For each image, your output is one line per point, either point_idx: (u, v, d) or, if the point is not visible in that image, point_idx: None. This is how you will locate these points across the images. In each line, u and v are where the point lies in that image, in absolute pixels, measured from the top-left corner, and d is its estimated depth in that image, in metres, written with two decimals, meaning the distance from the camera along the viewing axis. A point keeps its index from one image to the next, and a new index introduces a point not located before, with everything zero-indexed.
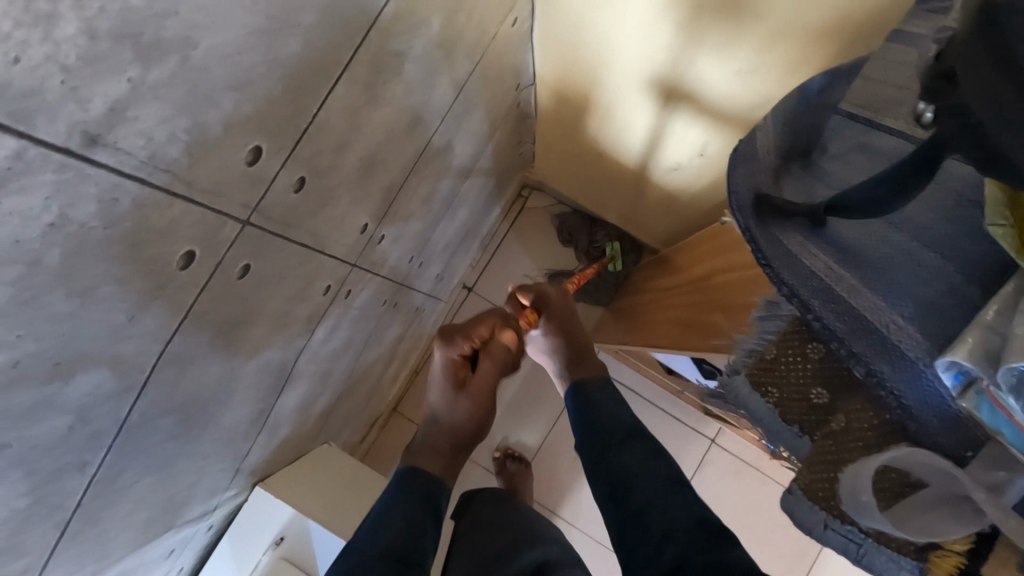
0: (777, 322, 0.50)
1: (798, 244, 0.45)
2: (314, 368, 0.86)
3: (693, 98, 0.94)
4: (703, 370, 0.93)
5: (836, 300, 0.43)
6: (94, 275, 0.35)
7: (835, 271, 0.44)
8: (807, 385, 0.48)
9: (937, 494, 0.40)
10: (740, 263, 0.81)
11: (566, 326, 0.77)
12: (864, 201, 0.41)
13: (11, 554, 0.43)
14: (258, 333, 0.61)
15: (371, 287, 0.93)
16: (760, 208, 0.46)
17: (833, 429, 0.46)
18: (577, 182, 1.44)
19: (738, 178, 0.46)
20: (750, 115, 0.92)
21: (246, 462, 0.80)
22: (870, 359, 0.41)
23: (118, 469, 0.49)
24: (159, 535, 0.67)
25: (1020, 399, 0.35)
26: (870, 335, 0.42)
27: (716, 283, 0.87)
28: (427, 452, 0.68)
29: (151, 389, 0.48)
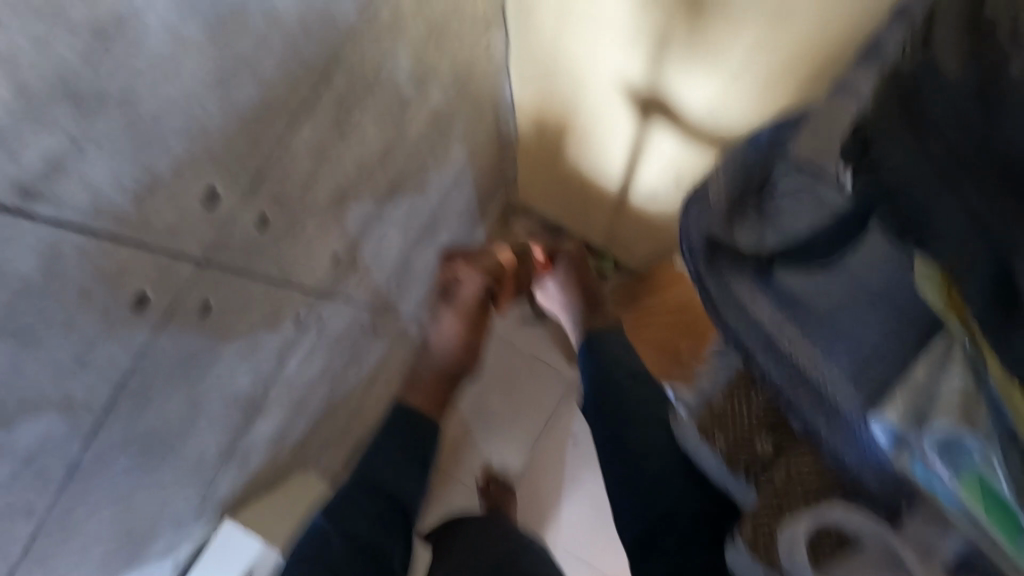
0: (728, 369, 0.49)
1: (748, 293, 0.42)
2: (287, 398, 0.85)
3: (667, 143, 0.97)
4: None
5: (779, 354, 0.41)
6: (35, 322, 0.35)
7: (780, 323, 0.41)
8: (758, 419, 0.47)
9: (875, 553, 0.38)
10: None
11: (579, 273, 0.91)
12: (815, 240, 0.41)
13: None
14: (222, 368, 0.60)
15: (347, 314, 0.92)
16: (715, 255, 0.43)
17: (774, 479, 0.44)
18: (559, 208, 1.45)
19: (693, 226, 0.43)
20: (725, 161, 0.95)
21: (213, 495, 0.79)
22: (806, 413, 0.41)
23: (68, 511, 0.48)
24: (118, 573, 0.65)
25: (947, 462, 0.33)
26: (807, 388, 0.40)
27: None
28: None
29: (104, 431, 0.47)
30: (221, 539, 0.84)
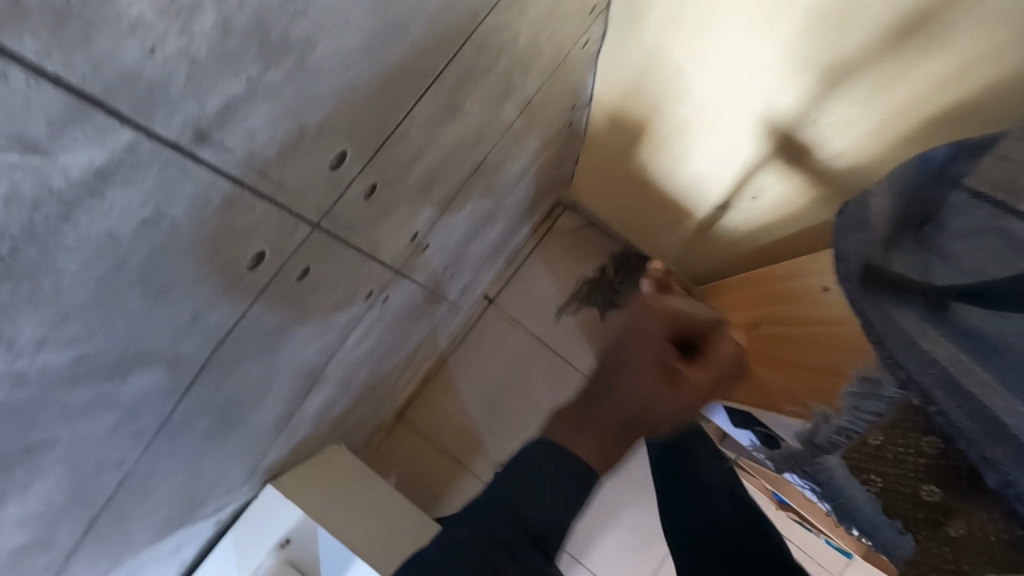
0: (881, 404, 0.53)
1: (915, 326, 0.48)
2: (340, 373, 0.84)
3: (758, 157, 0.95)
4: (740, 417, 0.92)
5: (968, 400, 0.43)
6: (170, 275, 0.33)
7: (963, 361, 0.44)
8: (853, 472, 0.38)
9: None
10: (798, 315, 0.78)
11: None
12: (1006, 294, 0.44)
13: (36, 552, 0.40)
14: (300, 337, 0.59)
15: (406, 294, 0.91)
16: (871, 278, 0.52)
17: (954, 535, 0.48)
18: (617, 206, 1.45)
19: (848, 246, 0.55)
20: (817, 185, 0.91)
21: (263, 462, 0.78)
22: (1008, 471, 0.41)
23: (149, 467, 0.47)
24: (172, 532, 0.64)
25: None
26: (1008, 443, 0.41)
27: (765, 335, 0.84)
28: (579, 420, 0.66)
29: (195, 390, 0.46)
30: (260, 505, 0.83)
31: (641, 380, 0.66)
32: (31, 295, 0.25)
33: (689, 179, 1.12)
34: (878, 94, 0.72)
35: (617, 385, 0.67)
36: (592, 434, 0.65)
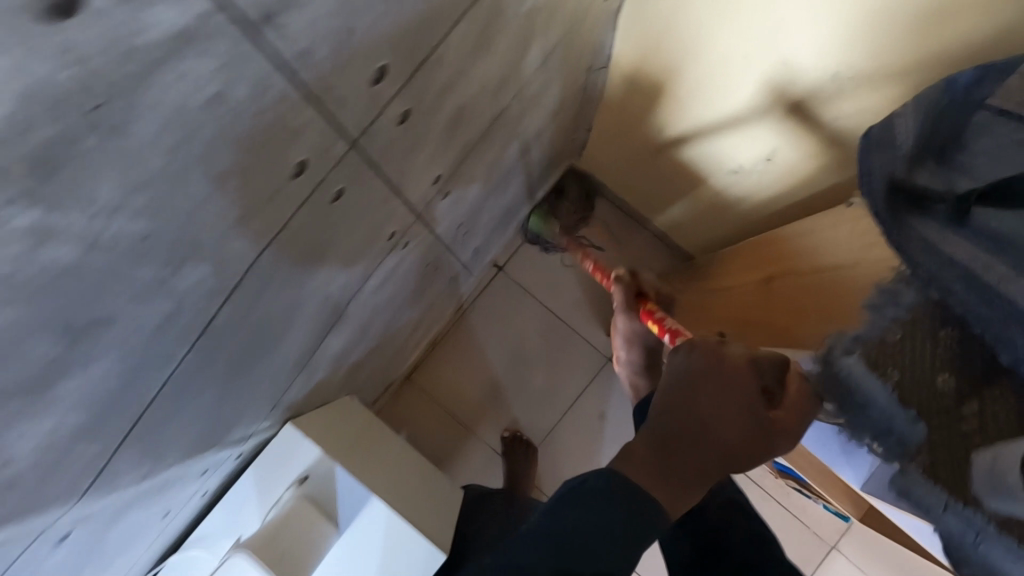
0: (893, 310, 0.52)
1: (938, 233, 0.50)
2: (359, 317, 0.86)
3: (773, 119, 0.96)
4: None
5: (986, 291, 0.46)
6: (226, 164, 0.35)
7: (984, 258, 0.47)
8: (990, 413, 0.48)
9: None
10: (810, 265, 0.80)
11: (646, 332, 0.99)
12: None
13: (89, 440, 0.43)
14: (328, 266, 0.61)
15: (424, 245, 0.93)
16: (896, 193, 0.53)
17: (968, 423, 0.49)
18: (631, 171, 1.46)
19: (874, 164, 0.53)
20: (830, 143, 0.92)
21: (284, 397, 0.81)
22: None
23: (189, 374, 0.50)
24: (203, 452, 0.67)
25: None
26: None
27: (776, 286, 0.86)
28: (654, 461, 0.57)
29: (234, 297, 0.48)
30: (280, 442, 0.85)
31: (727, 419, 0.58)
32: (111, 154, 0.27)
33: (704, 141, 1.13)
34: (890, 46, 0.72)
35: (710, 422, 0.58)
36: (677, 476, 0.56)
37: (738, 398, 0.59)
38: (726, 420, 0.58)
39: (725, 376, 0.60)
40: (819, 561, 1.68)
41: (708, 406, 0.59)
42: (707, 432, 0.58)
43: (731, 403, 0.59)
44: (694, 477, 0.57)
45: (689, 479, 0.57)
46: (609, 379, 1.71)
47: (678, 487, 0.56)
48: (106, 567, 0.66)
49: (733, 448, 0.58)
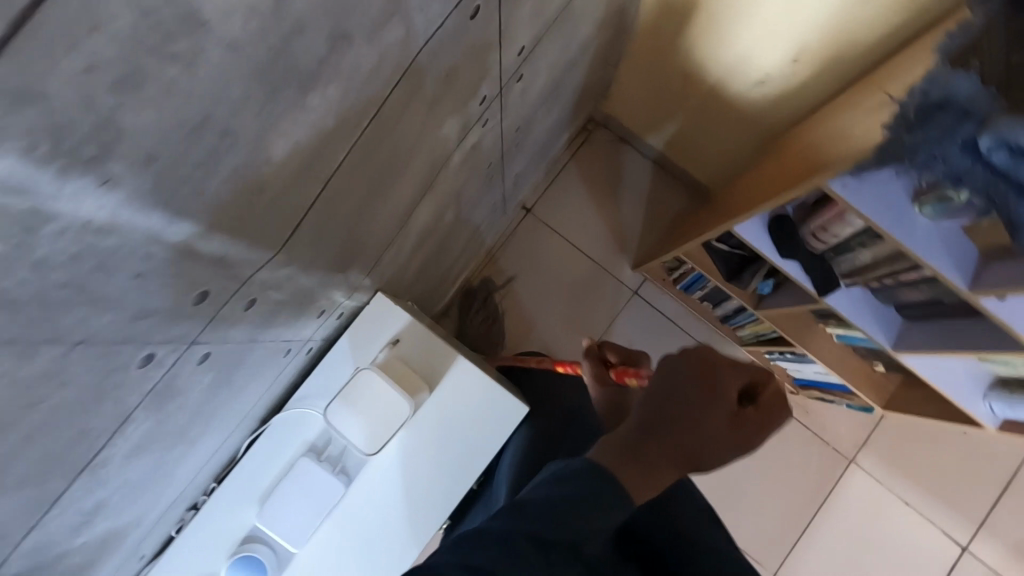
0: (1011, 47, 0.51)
1: None
2: (440, 193, 0.95)
3: (801, 18, 1.05)
4: (784, 236, 1.05)
5: None
6: None
7: None
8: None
9: None
10: (843, 125, 0.90)
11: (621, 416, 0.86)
12: None
13: (300, 182, 0.50)
14: (446, 99, 0.70)
15: (491, 137, 1.02)
16: None
17: None
18: (655, 102, 1.57)
19: None
20: (854, 33, 1.02)
21: (382, 260, 0.89)
22: None
23: (358, 157, 0.58)
24: (332, 283, 0.74)
25: None
26: None
27: (808, 151, 0.96)
28: (624, 454, 0.63)
29: (402, 84, 0.57)
30: (373, 308, 0.93)
31: (706, 417, 0.66)
32: None
33: (732, 54, 1.23)
34: None
35: (686, 420, 0.66)
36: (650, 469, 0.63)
37: (717, 408, 0.67)
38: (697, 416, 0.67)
39: (708, 379, 0.68)
40: (840, 475, 1.79)
41: (688, 407, 0.67)
42: (678, 428, 0.66)
43: (712, 408, 0.67)
44: (659, 471, 0.63)
45: (659, 470, 0.64)
46: (636, 310, 1.82)
47: (649, 477, 0.63)
48: (245, 385, 0.74)
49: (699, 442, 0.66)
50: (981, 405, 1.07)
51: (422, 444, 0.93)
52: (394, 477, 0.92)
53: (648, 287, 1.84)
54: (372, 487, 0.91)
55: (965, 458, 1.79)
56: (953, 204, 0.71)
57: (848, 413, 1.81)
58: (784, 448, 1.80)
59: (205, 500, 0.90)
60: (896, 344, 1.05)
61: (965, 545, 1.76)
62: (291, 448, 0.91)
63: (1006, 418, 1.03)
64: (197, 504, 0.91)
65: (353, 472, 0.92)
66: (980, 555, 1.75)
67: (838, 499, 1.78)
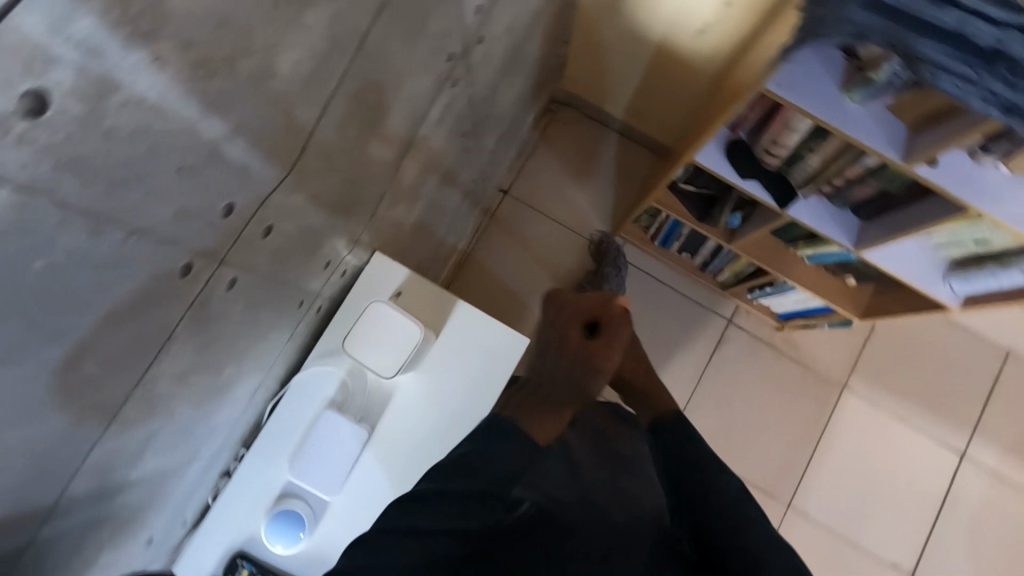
0: None
1: None
2: (422, 152, 1.03)
3: None
4: (738, 159, 1.15)
5: None
6: None
7: None
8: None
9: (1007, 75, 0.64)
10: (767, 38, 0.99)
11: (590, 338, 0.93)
12: None
13: (302, 102, 0.57)
14: (419, 47, 0.78)
15: (461, 100, 1.11)
16: None
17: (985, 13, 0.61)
18: (608, 70, 1.68)
19: None
20: None
21: (377, 214, 0.95)
22: None
23: (348, 90, 0.65)
24: (335, 228, 0.81)
25: None
26: None
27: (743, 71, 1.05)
28: (514, 402, 0.81)
29: (379, 21, 0.64)
30: (373, 266, 1.00)
31: (563, 352, 0.90)
32: None
33: (673, 7, 1.32)
34: None
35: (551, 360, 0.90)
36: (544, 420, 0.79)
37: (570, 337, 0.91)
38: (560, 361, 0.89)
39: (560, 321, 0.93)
40: (835, 403, 1.87)
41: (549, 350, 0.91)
42: (551, 375, 0.87)
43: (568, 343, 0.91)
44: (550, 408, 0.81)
45: (548, 414, 0.80)
46: None
47: (543, 422, 0.78)
48: (269, 332, 0.80)
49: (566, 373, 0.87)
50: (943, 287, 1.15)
51: (434, 387, 0.98)
52: (413, 418, 0.97)
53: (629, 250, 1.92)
54: (394, 431, 0.97)
55: (950, 370, 1.88)
56: (877, 84, 0.81)
57: (834, 342, 1.90)
58: (779, 383, 1.87)
59: (238, 464, 0.95)
60: (858, 243, 1.14)
61: (962, 452, 1.84)
62: (313, 406, 0.96)
63: (966, 295, 1.12)
64: (230, 469, 0.96)
65: (374, 421, 0.97)
66: (978, 459, 1.84)
67: (837, 424, 1.86)
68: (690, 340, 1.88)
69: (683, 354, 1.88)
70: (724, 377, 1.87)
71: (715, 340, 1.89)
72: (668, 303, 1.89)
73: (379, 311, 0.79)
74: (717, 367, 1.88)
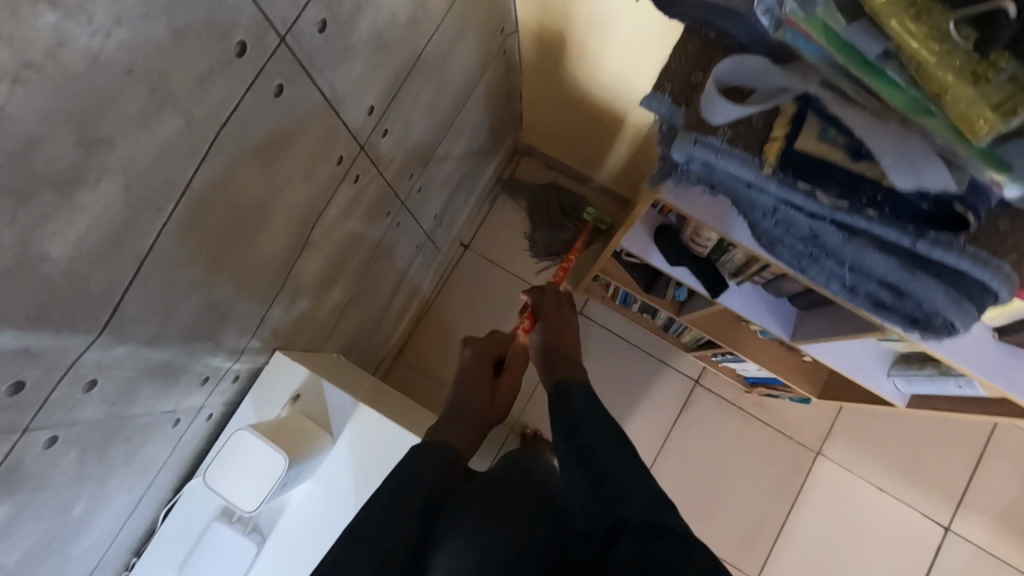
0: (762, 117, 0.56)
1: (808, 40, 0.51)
2: (329, 245, 0.99)
3: (658, 33, 1.09)
4: (665, 244, 1.09)
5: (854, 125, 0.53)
6: (181, 20, 0.49)
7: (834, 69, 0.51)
8: (773, 174, 0.57)
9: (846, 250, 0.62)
10: None
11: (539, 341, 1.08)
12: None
13: (102, 266, 0.55)
14: (286, 165, 0.75)
15: (377, 187, 1.07)
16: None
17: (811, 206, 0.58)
18: (561, 127, 1.62)
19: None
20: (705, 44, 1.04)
21: (269, 317, 0.91)
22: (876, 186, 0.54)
23: (178, 235, 0.62)
24: (200, 348, 0.77)
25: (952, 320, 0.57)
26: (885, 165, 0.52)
27: None
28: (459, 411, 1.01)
29: (208, 165, 0.61)
30: (271, 367, 0.97)
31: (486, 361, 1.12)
32: None
33: (613, 75, 1.27)
34: None
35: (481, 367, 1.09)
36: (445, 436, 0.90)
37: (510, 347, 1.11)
38: (467, 389, 1.05)
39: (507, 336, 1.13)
40: (809, 468, 1.77)
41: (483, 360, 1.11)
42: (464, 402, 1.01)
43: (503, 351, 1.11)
44: (455, 421, 0.96)
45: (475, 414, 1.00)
46: (584, 329, 1.84)
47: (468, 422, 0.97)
48: (129, 458, 0.78)
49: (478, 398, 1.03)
50: (888, 382, 1.07)
51: (329, 492, 0.96)
52: (307, 527, 0.94)
53: (592, 306, 1.86)
54: (287, 540, 0.94)
55: (935, 435, 1.77)
56: None
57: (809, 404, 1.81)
58: (748, 447, 1.79)
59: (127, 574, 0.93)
60: (794, 335, 1.07)
61: (947, 525, 1.72)
62: (204, 515, 0.94)
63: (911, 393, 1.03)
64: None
65: (266, 529, 0.94)
66: (964, 534, 1.72)
67: (810, 491, 1.76)
68: (653, 401, 1.81)
69: (646, 416, 1.81)
70: (691, 440, 1.79)
71: (681, 400, 1.81)
72: (633, 361, 1.83)
73: (242, 439, 0.78)
74: (682, 429, 1.80)
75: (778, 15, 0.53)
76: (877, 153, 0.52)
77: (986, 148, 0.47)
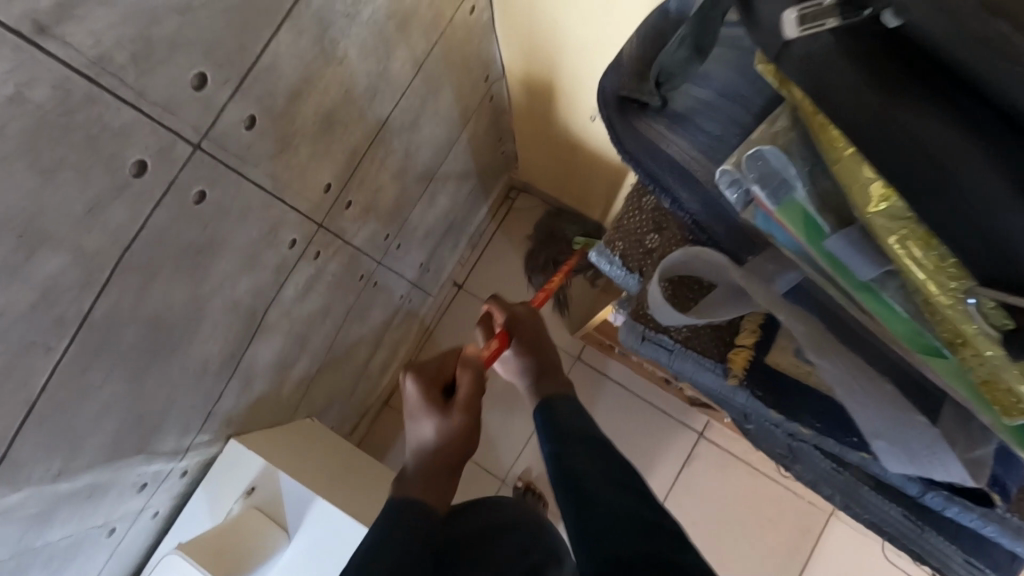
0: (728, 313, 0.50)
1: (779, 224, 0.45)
2: (288, 326, 0.90)
3: None
4: None
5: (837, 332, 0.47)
6: (49, 157, 0.43)
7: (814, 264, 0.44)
8: (741, 388, 0.52)
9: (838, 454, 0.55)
10: None
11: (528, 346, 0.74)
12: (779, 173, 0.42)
13: None
14: (219, 268, 0.66)
15: (344, 256, 0.98)
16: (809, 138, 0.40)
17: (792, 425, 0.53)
18: (554, 170, 1.52)
19: (609, 85, 0.54)
20: None
21: (218, 410, 0.83)
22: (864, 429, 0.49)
23: (79, 368, 0.54)
24: (128, 460, 0.70)
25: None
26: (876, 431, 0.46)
27: None
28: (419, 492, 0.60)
29: (113, 292, 0.53)
30: (225, 457, 0.90)
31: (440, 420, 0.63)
32: None
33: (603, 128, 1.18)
34: None
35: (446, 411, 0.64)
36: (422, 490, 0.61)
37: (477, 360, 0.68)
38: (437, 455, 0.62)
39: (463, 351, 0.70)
40: (819, 532, 1.64)
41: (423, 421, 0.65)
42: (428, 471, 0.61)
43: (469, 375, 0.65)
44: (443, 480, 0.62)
45: (436, 486, 0.61)
46: (582, 376, 1.75)
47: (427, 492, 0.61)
48: None
49: (453, 456, 0.63)
50: None
51: None
52: None
53: (590, 352, 1.77)
54: None
55: None
56: None
57: None
58: (756, 509, 1.66)
59: None
60: None
61: None
62: None
63: None
64: None
65: None
66: None
67: (823, 561, 1.62)
68: (653, 455, 1.71)
69: (643, 471, 1.71)
70: (692, 499, 1.68)
71: (683, 455, 1.71)
72: (633, 410, 1.74)
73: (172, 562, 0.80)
74: (683, 486, 1.69)
75: (748, 191, 0.46)
76: (867, 430, 0.45)
77: (1022, 425, 0.37)
